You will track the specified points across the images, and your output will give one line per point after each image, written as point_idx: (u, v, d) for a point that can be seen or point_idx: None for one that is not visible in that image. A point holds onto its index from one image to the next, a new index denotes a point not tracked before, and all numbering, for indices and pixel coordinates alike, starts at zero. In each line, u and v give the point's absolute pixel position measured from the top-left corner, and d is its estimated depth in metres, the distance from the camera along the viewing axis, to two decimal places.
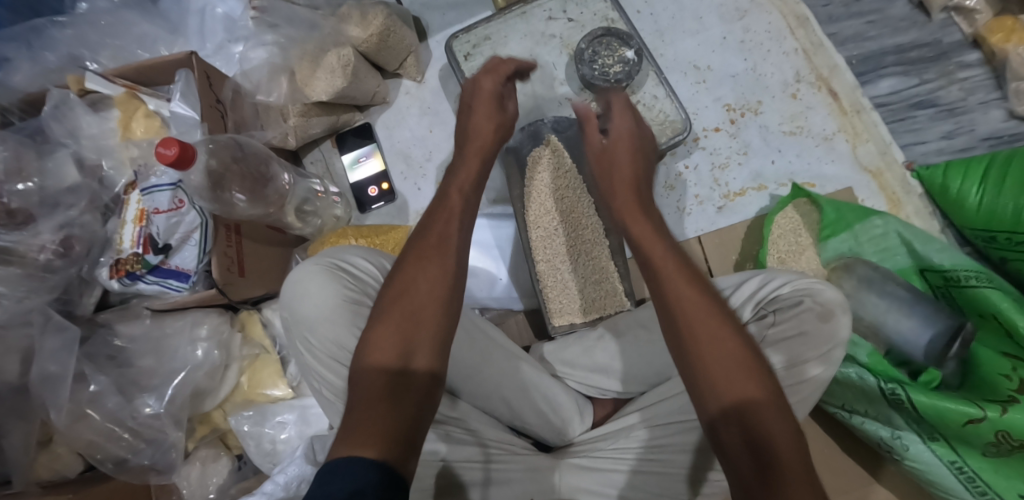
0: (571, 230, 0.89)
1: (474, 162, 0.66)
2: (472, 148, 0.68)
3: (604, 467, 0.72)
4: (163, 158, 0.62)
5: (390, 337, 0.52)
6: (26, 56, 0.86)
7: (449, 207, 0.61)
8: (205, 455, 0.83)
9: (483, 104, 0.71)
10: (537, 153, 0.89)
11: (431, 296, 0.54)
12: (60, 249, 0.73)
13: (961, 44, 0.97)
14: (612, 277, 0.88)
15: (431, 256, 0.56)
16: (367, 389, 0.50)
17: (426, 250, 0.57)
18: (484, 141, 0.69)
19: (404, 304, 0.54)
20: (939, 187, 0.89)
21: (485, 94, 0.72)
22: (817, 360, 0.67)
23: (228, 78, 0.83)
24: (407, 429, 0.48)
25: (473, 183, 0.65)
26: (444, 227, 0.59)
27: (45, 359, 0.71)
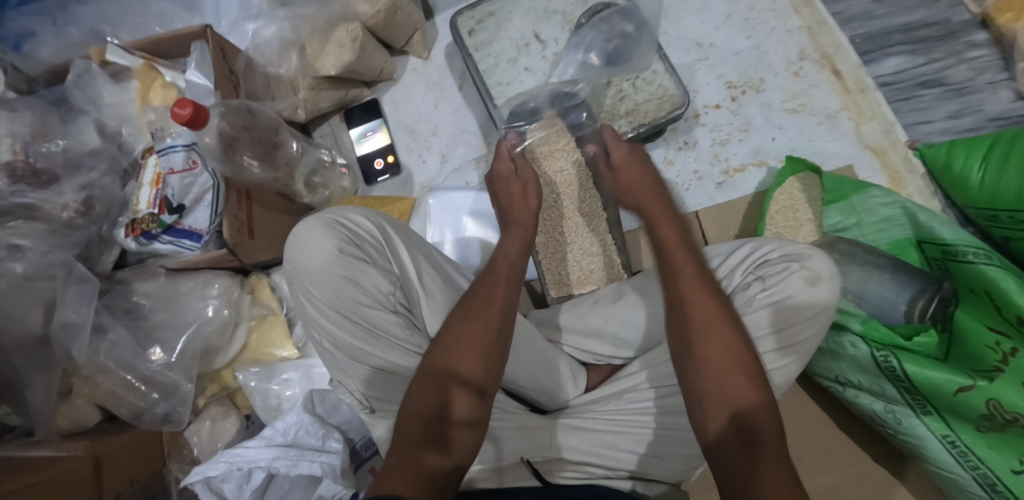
0: (570, 201, 0.90)
1: (520, 232, 0.74)
2: (518, 220, 0.76)
3: (594, 427, 0.74)
4: (177, 117, 0.65)
5: (436, 386, 0.58)
6: (52, 30, 0.91)
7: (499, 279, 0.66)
8: (214, 413, 0.87)
9: (507, 181, 0.79)
10: (533, 144, 0.88)
11: (478, 348, 0.60)
12: (82, 208, 0.78)
13: (970, 23, 0.96)
14: (611, 249, 0.89)
15: (481, 317, 0.62)
16: (408, 433, 0.55)
17: (477, 312, 0.62)
18: (521, 202, 0.78)
19: (453, 354, 0.59)
20: (942, 166, 0.89)
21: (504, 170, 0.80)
22: (806, 327, 0.69)
23: (241, 52, 0.87)
24: (433, 471, 0.52)
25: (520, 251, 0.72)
26: (500, 289, 0.65)
27: (64, 309, 0.74)
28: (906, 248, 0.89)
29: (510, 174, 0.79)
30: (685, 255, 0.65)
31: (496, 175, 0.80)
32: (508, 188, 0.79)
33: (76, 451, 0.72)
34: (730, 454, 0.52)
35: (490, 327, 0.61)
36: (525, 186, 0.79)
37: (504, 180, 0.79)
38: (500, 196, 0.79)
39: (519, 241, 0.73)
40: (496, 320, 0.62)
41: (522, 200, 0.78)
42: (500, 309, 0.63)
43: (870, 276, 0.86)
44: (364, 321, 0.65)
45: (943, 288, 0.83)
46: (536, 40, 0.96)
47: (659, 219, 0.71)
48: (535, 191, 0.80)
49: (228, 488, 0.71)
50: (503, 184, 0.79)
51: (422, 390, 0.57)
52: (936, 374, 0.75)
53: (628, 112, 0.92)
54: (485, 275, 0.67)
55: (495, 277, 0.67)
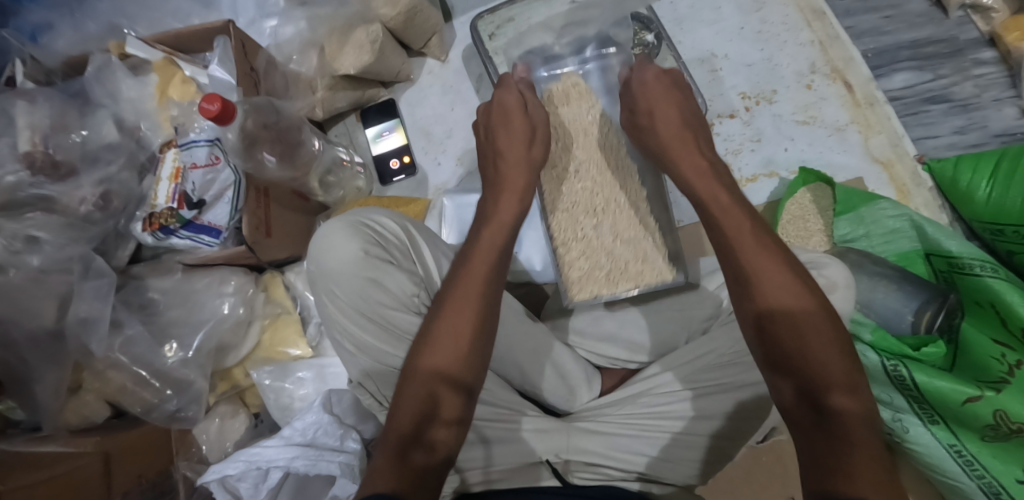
0: (596, 173, 0.87)
1: (511, 202, 0.68)
2: (509, 184, 0.70)
3: (609, 430, 0.73)
4: (205, 112, 0.65)
5: (421, 383, 0.56)
6: (70, 23, 0.91)
7: (481, 258, 0.62)
8: (224, 411, 0.87)
9: (506, 126, 0.73)
10: (553, 87, 0.89)
11: (458, 345, 0.57)
12: (100, 202, 0.77)
13: (977, 41, 0.99)
14: (644, 239, 0.86)
15: (462, 311, 0.58)
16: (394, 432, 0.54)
17: (452, 305, 0.59)
18: (514, 154, 0.71)
19: (438, 347, 0.57)
20: (950, 180, 0.91)
21: (514, 111, 0.74)
22: None
23: (262, 50, 0.87)
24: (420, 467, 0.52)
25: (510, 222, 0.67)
26: (484, 270, 0.61)
27: (80, 302, 0.74)
28: (914, 260, 0.91)
29: (524, 116, 0.74)
30: (738, 219, 0.58)
31: (497, 110, 0.74)
32: (505, 131, 0.73)
33: (86, 447, 0.71)
34: (819, 442, 0.48)
35: (471, 319, 0.58)
36: (529, 133, 0.73)
37: (510, 129, 0.73)
38: (498, 148, 0.72)
39: (509, 210, 0.67)
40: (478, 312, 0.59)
41: (528, 152, 0.72)
42: (484, 296, 0.60)
43: (878, 287, 0.88)
44: (388, 322, 0.65)
45: (948, 300, 0.85)
46: None
47: (697, 179, 0.64)
48: (541, 138, 0.74)
49: (244, 488, 0.71)
50: (512, 132, 0.72)
51: (406, 389, 0.56)
52: (942, 384, 0.77)
53: None
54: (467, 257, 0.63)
55: (476, 258, 0.62)
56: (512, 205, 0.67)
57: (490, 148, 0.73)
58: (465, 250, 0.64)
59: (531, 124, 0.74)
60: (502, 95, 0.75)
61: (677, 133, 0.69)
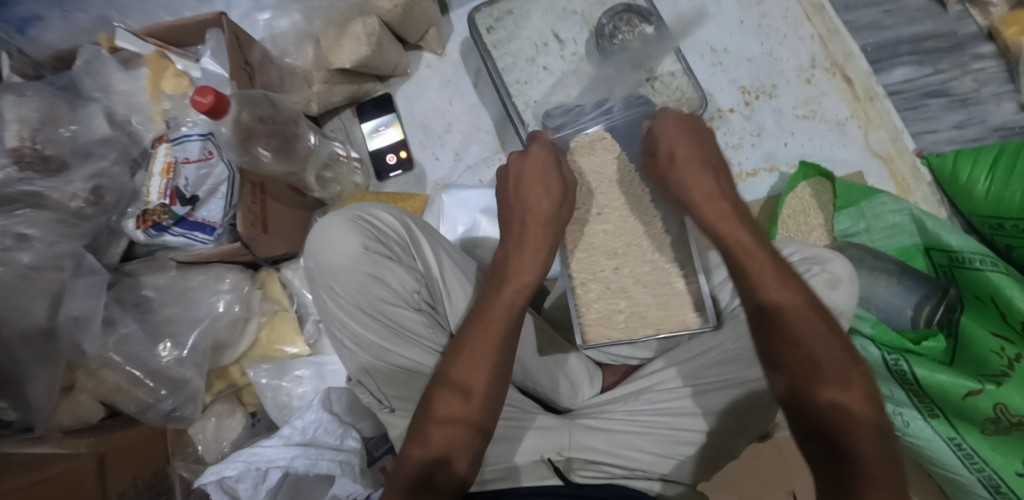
0: (619, 216, 0.77)
1: (530, 254, 0.62)
2: (530, 236, 0.63)
3: (612, 427, 0.73)
4: (198, 106, 0.63)
5: (439, 420, 0.55)
6: (58, 15, 0.89)
7: (495, 320, 0.58)
8: (220, 410, 0.86)
9: (530, 174, 0.65)
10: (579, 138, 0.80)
11: (475, 386, 0.55)
12: (91, 198, 0.75)
13: (976, 36, 0.99)
14: (675, 284, 0.75)
15: (482, 354, 0.56)
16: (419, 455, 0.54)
17: (472, 347, 0.57)
18: (540, 206, 0.64)
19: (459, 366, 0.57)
20: (949, 174, 0.91)
21: (537, 166, 0.65)
22: None
23: (256, 42, 0.85)
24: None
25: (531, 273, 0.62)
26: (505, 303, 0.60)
27: (72, 300, 0.72)
28: (913, 255, 0.90)
29: (546, 171, 0.65)
30: (762, 265, 0.56)
31: (521, 159, 0.66)
32: (532, 182, 0.64)
33: (79, 448, 0.70)
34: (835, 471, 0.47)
35: (490, 362, 0.56)
36: (557, 193, 0.64)
37: (532, 182, 0.64)
38: (522, 202, 0.65)
39: (530, 268, 0.61)
40: (499, 355, 0.57)
41: (551, 214, 0.64)
42: (503, 345, 0.57)
43: (879, 281, 0.87)
44: (388, 319, 0.65)
45: (949, 295, 0.85)
46: (555, 40, 0.96)
47: (713, 217, 0.60)
48: (566, 197, 0.66)
49: (244, 488, 0.69)
50: (534, 191, 0.64)
51: (424, 425, 0.55)
52: (945, 378, 0.77)
53: None
54: (492, 297, 0.60)
55: (499, 304, 0.59)
56: (532, 256, 0.62)
57: (507, 195, 0.66)
58: (492, 283, 0.62)
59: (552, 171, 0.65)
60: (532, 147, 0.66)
61: (697, 183, 0.62)
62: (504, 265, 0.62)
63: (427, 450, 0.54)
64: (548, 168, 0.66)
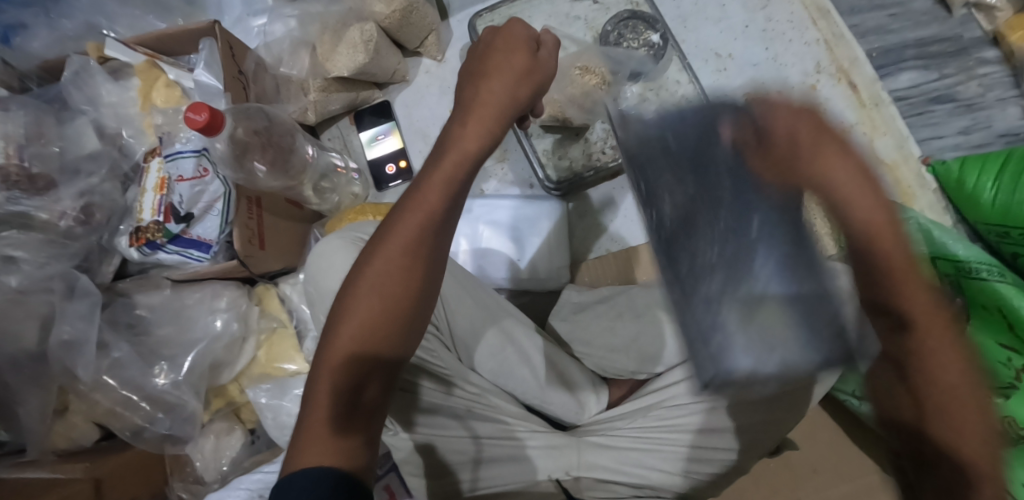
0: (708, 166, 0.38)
1: (473, 127, 0.53)
2: (477, 109, 0.53)
3: (620, 445, 0.72)
4: (192, 123, 0.61)
5: (354, 329, 0.52)
6: (43, 22, 0.86)
7: (415, 215, 0.52)
8: (219, 428, 0.83)
9: (502, 43, 0.55)
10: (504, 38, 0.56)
11: (403, 292, 0.52)
12: (81, 216, 0.73)
13: (981, 40, 0.98)
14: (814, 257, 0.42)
15: (408, 258, 0.52)
16: (328, 377, 0.51)
17: (387, 248, 0.52)
18: (496, 84, 0.54)
19: (374, 281, 0.52)
20: (955, 181, 0.91)
21: (514, 38, 0.55)
22: None
23: (251, 51, 0.82)
24: (360, 406, 0.51)
25: (478, 152, 0.54)
26: (444, 181, 0.53)
27: (63, 323, 0.70)
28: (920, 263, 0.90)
29: (522, 47, 0.55)
30: (869, 201, 0.41)
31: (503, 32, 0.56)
32: (495, 59, 0.54)
33: (75, 473, 0.69)
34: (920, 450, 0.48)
35: (410, 263, 0.52)
36: (524, 74, 0.55)
37: (506, 56, 0.55)
38: (477, 75, 0.54)
39: (474, 137, 0.53)
40: (427, 257, 0.53)
41: (512, 92, 0.54)
42: (432, 246, 0.53)
43: None
44: None
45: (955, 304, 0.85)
46: None
47: (840, 176, 0.40)
48: (541, 72, 0.56)
49: None
50: (496, 70, 0.54)
51: (344, 323, 0.52)
52: None
53: None
54: (421, 181, 0.54)
55: (427, 192, 0.53)
56: (473, 144, 0.53)
57: (467, 73, 0.56)
58: (430, 161, 0.54)
59: (508, 40, 0.55)
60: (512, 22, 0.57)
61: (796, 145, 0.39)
62: (446, 132, 0.54)
63: (345, 354, 0.52)
64: (529, 42, 0.56)
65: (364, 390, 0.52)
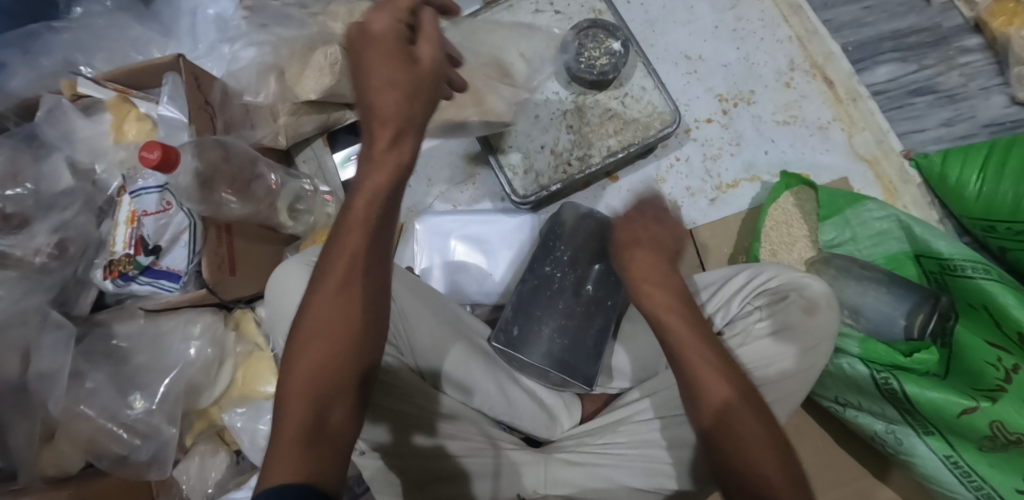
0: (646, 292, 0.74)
1: (383, 146, 0.51)
2: (374, 126, 0.51)
3: (590, 460, 0.71)
4: (146, 161, 0.62)
5: (315, 352, 0.52)
6: (22, 61, 0.89)
7: (355, 233, 0.53)
8: (203, 450, 0.85)
9: (380, 51, 0.51)
10: (371, 42, 0.51)
11: (350, 321, 0.53)
12: (55, 252, 0.75)
13: (962, 28, 0.95)
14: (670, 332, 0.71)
15: (348, 288, 0.53)
16: (293, 401, 0.51)
17: (336, 268, 0.53)
18: (383, 98, 0.50)
19: (328, 305, 0.53)
20: (938, 175, 0.88)
21: (383, 43, 0.51)
22: (792, 359, 0.69)
23: (217, 80, 0.85)
24: (325, 437, 0.50)
25: (394, 173, 0.52)
26: (371, 195, 0.52)
27: (41, 356, 0.73)
28: (903, 262, 0.87)
29: (397, 51, 0.51)
30: (678, 325, 0.58)
31: (370, 35, 0.51)
32: (377, 67, 0.50)
33: None
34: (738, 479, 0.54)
35: (356, 278, 0.53)
36: (410, 82, 0.50)
37: (378, 65, 0.50)
38: (364, 88, 0.51)
39: (387, 155, 0.51)
40: (368, 285, 0.54)
41: (404, 109, 0.50)
42: (371, 269, 0.54)
43: (867, 292, 0.84)
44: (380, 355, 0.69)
45: (941, 302, 0.81)
46: None
47: (648, 284, 0.61)
48: (421, 62, 0.52)
49: None
50: (377, 82, 0.50)
51: (301, 354, 0.52)
52: (951, 406, 0.73)
53: (617, 131, 0.88)
54: (345, 212, 0.54)
55: (355, 223, 0.53)
56: (384, 175, 0.51)
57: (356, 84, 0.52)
58: (354, 177, 0.53)
59: (381, 44, 0.51)
60: (369, 18, 0.53)
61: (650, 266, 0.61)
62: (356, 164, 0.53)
63: (305, 386, 0.51)
64: (400, 38, 0.52)
65: (330, 416, 0.51)
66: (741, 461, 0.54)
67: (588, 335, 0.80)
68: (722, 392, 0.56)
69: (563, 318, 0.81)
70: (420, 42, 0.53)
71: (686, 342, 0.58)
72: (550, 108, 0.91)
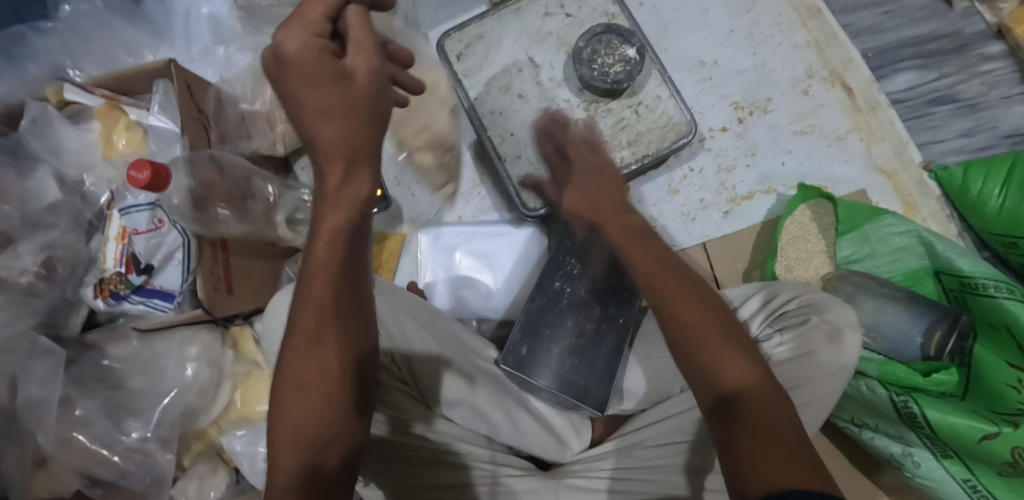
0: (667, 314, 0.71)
1: (336, 171, 0.47)
2: (318, 154, 0.46)
3: (601, 487, 0.69)
4: (135, 181, 0.59)
5: (299, 403, 0.50)
6: (6, 66, 0.84)
7: (321, 276, 0.50)
8: (202, 471, 0.81)
9: (306, 75, 0.45)
10: (296, 63, 0.46)
11: (326, 369, 0.51)
12: (43, 271, 0.72)
13: (983, 34, 0.92)
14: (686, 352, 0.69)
15: (320, 337, 0.51)
16: (284, 453, 0.50)
17: (307, 315, 0.50)
18: (324, 125, 0.45)
19: (303, 353, 0.50)
20: (958, 188, 0.85)
21: (309, 65, 0.45)
22: (813, 388, 0.66)
23: (211, 87, 0.80)
24: (321, 484, 0.49)
25: (349, 202, 0.48)
26: (333, 233, 0.49)
27: (29, 383, 0.69)
28: (921, 279, 0.85)
29: (326, 73, 0.45)
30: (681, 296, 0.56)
31: (289, 56, 0.46)
32: (306, 92, 0.45)
33: None
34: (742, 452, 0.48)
35: (331, 321, 0.51)
36: (346, 107, 0.46)
37: (308, 94, 0.45)
38: (299, 115, 0.46)
39: (343, 182, 0.47)
40: (340, 329, 0.51)
41: (348, 135, 0.46)
42: (341, 311, 0.51)
43: (885, 311, 0.82)
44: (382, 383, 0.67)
45: (960, 322, 0.78)
46: (529, 65, 0.88)
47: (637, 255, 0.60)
48: (356, 77, 0.46)
49: None
50: (309, 114, 0.45)
51: (285, 407, 0.51)
52: (969, 432, 0.71)
53: (630, 142, 0.85)
54: (306, 257, 0.51)
55: (319, 267, 0.50)
56: (340, 215, 0.48)
57: (292, 115, 0.47)
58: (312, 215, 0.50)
59: (300, 66, 0.45)
60: (279, 37, 0.46)
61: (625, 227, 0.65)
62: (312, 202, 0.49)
63: (290, 441, 0.50)
64: (323, 55, 0.46)
65: (324, 463, 0.50)
66: (748, 435, 0.48)
67: (599, 354, 0.77)
68: (735, 372, 0.52)
69: (574, 337, 0.78)
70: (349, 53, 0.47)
71: (692, 317, 0.55)
72: (562, 116, 0.87)
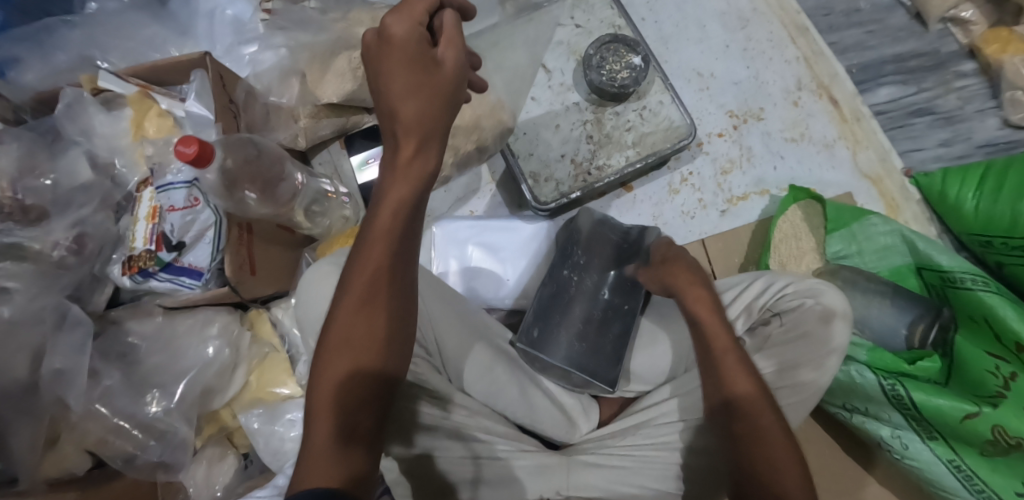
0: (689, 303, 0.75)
1: (410, 142, 0.53)
2: (398, 128, 0.53)
3: (608, 462, 0.72)
4: (182, 156, 0.62)
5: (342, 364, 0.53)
6: (38, 55, 0.88)
7: (380, 243, 0.54)
8: (211, 454, 0.83)
9: (399, 58, 0.52)
10: (392, 47, 0.53)
11: (372, 334, 0.54)
12: (74, 247, 0.74)
13: (958, 54, 1.00)
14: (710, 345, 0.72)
15: (369, 302, 0.54)
16: (322, 413, 0.52)
17: (359, 279, 0.54)
18: (407, 103, 0.52)
19: (352, 316, 0.54)
20: (938, 192, 0.91)
21: (404, 51, 0.52)
22: (811, 366, 0.71)
23: (241, 80, 0.84)
24: (354, 445, 0.52)
25: (418, 175, 0.54)
26: (398, 204, 0.54)
27: (53, 356, 0.71)
28: (906, 275, 0.91)
29: (417, 57, 0.53)
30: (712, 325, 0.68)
31: (389, 39, 0.53)
32: (398, 74, 0.52)
33: None
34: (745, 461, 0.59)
35: (382, 288, 0.54)
36: (429, 89, 0.52)
37: (399, 73, 0.52)
38: (384, 92, 0.53)
39: (414, 155, 0.53)
40: (389, 296, 0.55)
41: (426, 115, 0.53)
42: (393, 280, 0.54)
43: (873, 303, 0.87)
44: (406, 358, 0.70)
45: (942, 314, 0.85)
46: (542, 70, 0.94)
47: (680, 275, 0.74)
48: (442, 66, 0.54)
49: None
50: (398, 88, 0.52)
51: (328, 366, 0.53)
52: (953, 413, 0.76)
53: (635, 143, 0.91)
54: (368, 224, 0.55)
55: (378, 234, 0.54)
56: (407, 185, 0.53)
57: (378, 91, 0.53)
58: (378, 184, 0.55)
59: (396, 50, 0.52)
60: (388, 21, 0.53)
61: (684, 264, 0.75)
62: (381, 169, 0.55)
63: (329, 399, 0.52)
64: (421, 43, 0.53)
65: (359, 426, 0.53)
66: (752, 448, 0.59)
67: (607, 339, 0.80)
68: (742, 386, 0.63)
69: (582, 324, 0.81)
70: (440, 46, 0.55)
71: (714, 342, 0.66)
72: (572, 117, 0.93)
